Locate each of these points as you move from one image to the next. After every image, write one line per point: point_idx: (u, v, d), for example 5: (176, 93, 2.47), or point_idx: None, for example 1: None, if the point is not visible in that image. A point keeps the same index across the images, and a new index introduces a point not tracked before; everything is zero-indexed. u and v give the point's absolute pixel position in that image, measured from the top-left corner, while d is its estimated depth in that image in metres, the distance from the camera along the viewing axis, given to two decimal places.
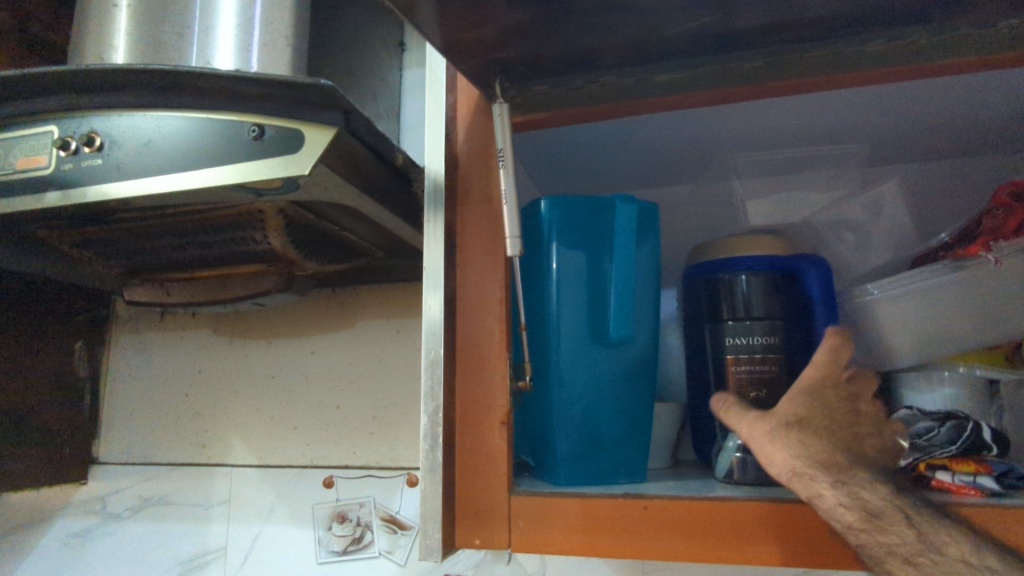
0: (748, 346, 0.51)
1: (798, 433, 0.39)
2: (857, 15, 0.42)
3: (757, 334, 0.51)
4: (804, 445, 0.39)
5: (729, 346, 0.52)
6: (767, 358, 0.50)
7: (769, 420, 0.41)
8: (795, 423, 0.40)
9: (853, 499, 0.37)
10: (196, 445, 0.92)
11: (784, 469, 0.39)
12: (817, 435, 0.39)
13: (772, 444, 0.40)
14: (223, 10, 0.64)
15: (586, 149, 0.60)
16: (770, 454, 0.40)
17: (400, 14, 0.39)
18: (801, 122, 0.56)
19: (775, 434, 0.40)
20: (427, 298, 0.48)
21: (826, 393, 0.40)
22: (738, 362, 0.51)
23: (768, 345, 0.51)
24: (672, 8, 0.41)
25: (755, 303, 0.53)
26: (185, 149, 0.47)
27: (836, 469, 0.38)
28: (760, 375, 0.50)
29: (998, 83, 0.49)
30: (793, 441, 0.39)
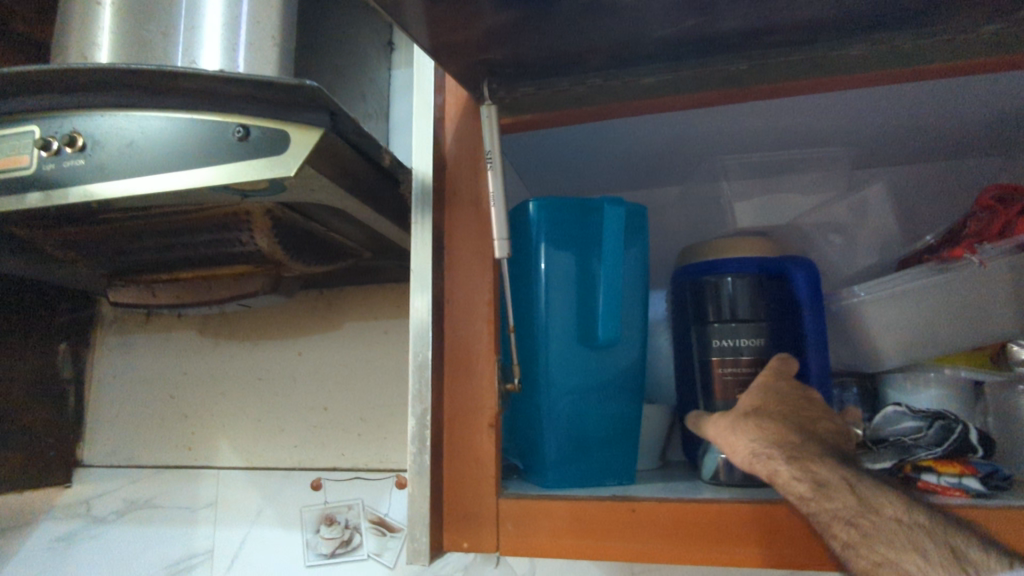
0: (733, 347, 0.52)
1: (753, 420, 0.44)
2: (842, 18, 0.42)
3: (743, 336, 0.52)
4: (760, 430, 0.43)
5: (715, 347, 0.53)
6: (752, 359, 0.51)
7: (731, 415, 0.46)
8: (751, 415, 0.45)
9: (806, 473, 0.39)
10: (182, 447, 0.91)
11: (746, 454, 0.42)
12: (768, 419, 0.44)
13: (733, 435, 0.44)
14: (209, 9, 0.63)
15: (574, 150, 0.60)
16: (731, 442, 0.44)
17: (386, 15, 0.39)
18: (788, 125, 0.56)
19: (735, 423, 0.45)
20: (415, 300, 0.48)
21: (774, 392, 0.46)
22: (724, 363, 0.52)
23: (754, 347, 0.52)
24: (659, 11, 0.41)
25: (741, 305, 0.54)
26: (169, 149, 0.46)
27: (791, 448, 0.41)
28: (744, 376, 0.51)
29: (981, 87, 0.50)
30: (749, 426, 0.43)
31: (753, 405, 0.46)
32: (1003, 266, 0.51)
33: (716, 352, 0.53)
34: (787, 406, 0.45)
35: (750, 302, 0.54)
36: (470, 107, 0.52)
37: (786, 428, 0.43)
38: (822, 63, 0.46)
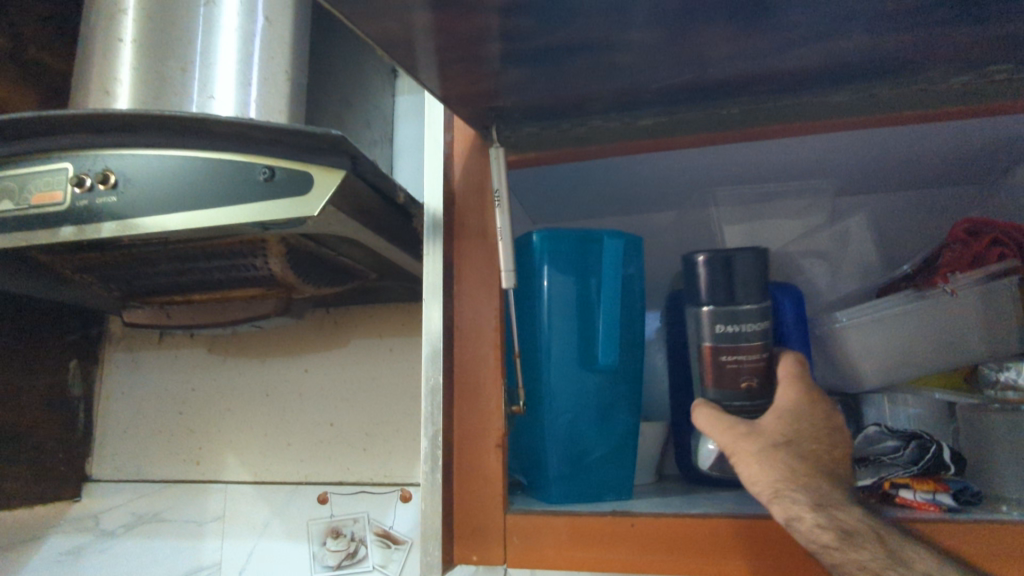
0: (734, 335, 0.46)
1: (783, 453, 0.42)
2: (821, 72, 0.46)
3: (740, 322, 0.46)
4: (791, 469, 0.41)
5: (718, 334, 0.46)
6: (757, 347, 0.46)
7: (759, 438, 0.43)
8: (784, 445, 0.42)
9: (831, 520, 0.40)
10: (190, 462, 0.93)
11: (768, 489, 0.41)
12: (798, 456, 0.42)
13: (756, 462, 0.42)
14: (225, 45, 0.66)
15: (574, 183, 0.63)
16: (752, 468, 0.42)
17: (404, 72, 0.42)
18: (774, 160, 0.60)
19: (763, 451, 0.42)
20: (428, 309, 0.52)
21: (801, 417, 0.44)
22: (722, 353, 0.46)
23: (759, 333, 0.46)
24: (654, 70, 0.44)
25: (742, 288, 0.47)
26: (198, 188, 0.49)
27: (817, 493, 0.41)
28: (752, 366, 0.46)
29: (950, 130, 0.53)
30: (778, 459, 0.42)
31: (783, 434, 0.43)
32: (975, 294, 0.55)
33: (713, 339, 0.47)
34: (816, 437, 0.43)
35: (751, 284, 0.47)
36: (477, 145, 0.55)
37: (814, 469, 0.42)
38: (807, 109, 0.49)
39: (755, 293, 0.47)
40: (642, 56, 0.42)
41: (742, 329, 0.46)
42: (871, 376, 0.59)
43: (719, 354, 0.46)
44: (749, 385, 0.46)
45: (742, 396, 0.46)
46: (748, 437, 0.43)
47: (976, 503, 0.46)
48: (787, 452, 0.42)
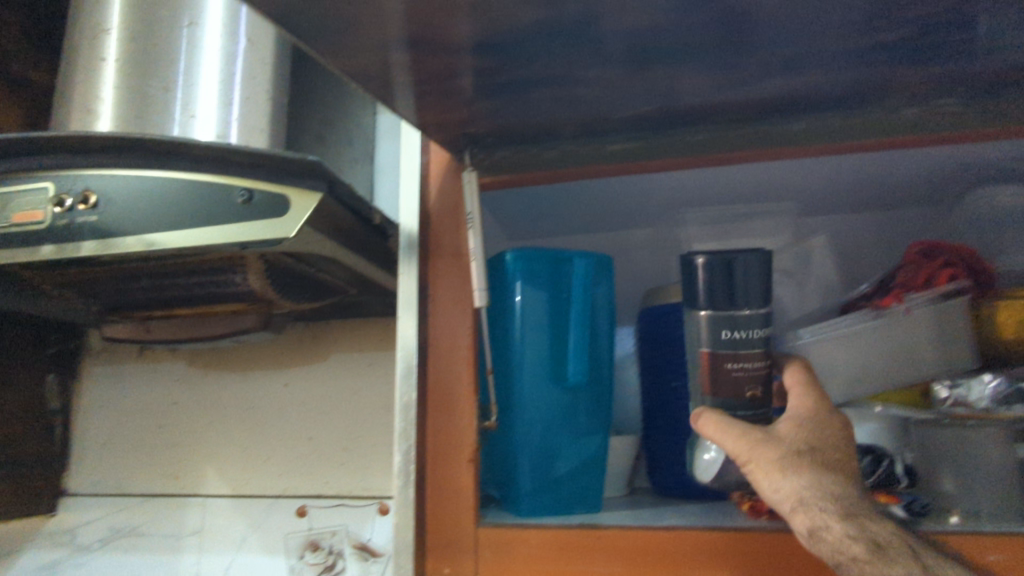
0: (734, 340, 0.45)
1: (807, 461, 0.41)
2: (778, 105, 0.48)
3: (742, 328, 0.45)
4: (816, 478, 0.40)
5: (721, 339, 0.45)
6: (760, 355, 0.46)
7: (781, 445, 0.41)
8: (806, 452, 0.41)
9: (861, 531, 0.38)
10: (168, 476, 0.93)
11: (792, 497, 0.40)
12: (824, 464, 0.41)
13: (778, 471, 0.40)
14: (206, 65, 0.67)
15: (548, 203, 0.65)
16: (773, 477, 0.40)
17: (380, 101, 0.44)
18: (739, 183, 0.62)
19: (784, 458, 0.41)
20: (402, 326, 0.54)
21: (822, 426, 0.43)
22: (724, 357, 0.45)
23: (761, 340, 0.46)
24: (619, 102, 0.46)
25: (743, 291, 0.45)
26: (176, 208, 0.50)
27: (845, 504, 0.39)
28: (755, 374, 0.45)
29: (903, 157, 0.56)
30: (800, 467, 0.40)
31: (805, 443, 0.42)
32: (929, 312, 0.58)
33: (715, 346, 0.45)
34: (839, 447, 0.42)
35: (754, 289, 0.46)
36: (452, 167, 0.57)
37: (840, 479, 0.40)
38: (766, 137, 0.52)
39: (758, 298, 0.46)
40: (607, 89, 0.44)
41: (741, 334, 0.45)
42: (835, 392, 0.59)
43: (719, 358, 0.46)
44: (756, 390, 0.45)
45: (746, 405, 0.45)
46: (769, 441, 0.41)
47: (927, 514, 0.48)
48: (811, 461, 0.41)
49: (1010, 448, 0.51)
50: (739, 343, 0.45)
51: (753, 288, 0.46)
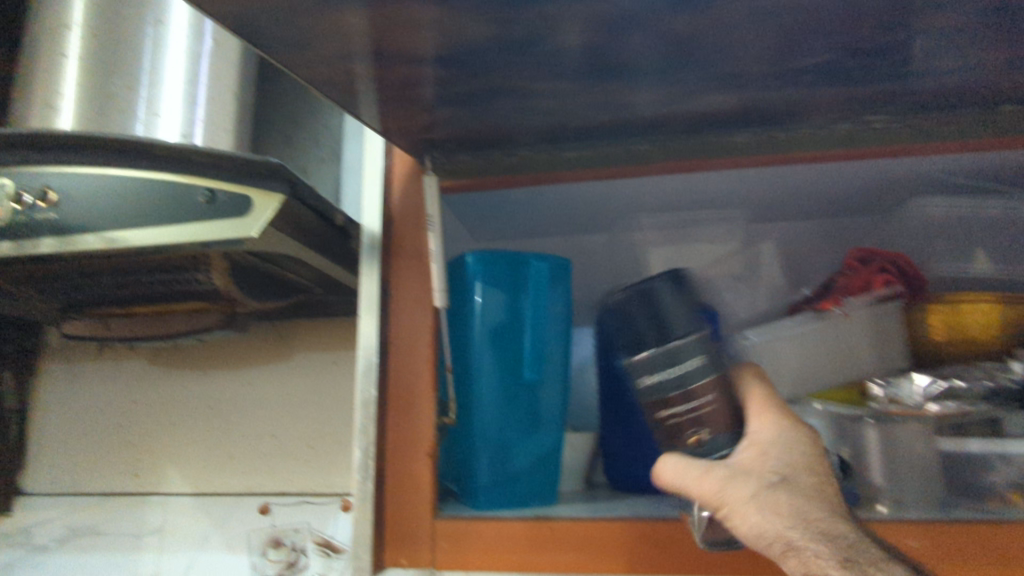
0: (678, 375, 0.44)
1: (781, 493, 0.40)
2: (723, 118, 0.51)
3: (687, 356, 0.44)
4: (796, 512, 0.39)
5: (657, 380, 0.45)
6: (703, 388, 0.44)
7: (752, 479, 0.40)
8: (780, 483, 0.40)
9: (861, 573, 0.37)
10: (128, 476, 0.93)
11: (774, 538, 0.39)
12: (802, 496, 0.40)
13: (753, 511, 0.39)
14: (171, 63, 0.68)
15: (508, 207, 0.68)
16: (748, 518, 0.39)
17: (345, 107, 0.46)
18: (690, 191, 0.65)
19: (757, 495, 0.40)
20: (361, 325, 0.56)
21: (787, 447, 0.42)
22: (671, 405, 0.44)
23: (700, 370, 0.44)
24: (574, 113, 0.49)
25: (674, 321, 0.46)
26: (139, 207, 0.51)
27: (832, 540, 0.38)
28: (705, 411, 0.44)
29: (840, 170, 0.60)
30: (776, 504, 0.39)
31: (775, 472, 0.41)
32: (866, 315, 0.62)
33: (654, 389, 0.45)
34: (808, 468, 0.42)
35: (679, 315, 0.46)
36: (414, 171, 0.59)
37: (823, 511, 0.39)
38: (713, 148, 0.55)
39: (684, 325, 0.45)
40: (561, 101, 0.46)
41: (692, 361, 0.44)
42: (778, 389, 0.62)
43: (671, 408, 0.45)
44: (704, 433, 0.44)
45: (709, 442, 0.44)
46: (739, 478, 0.41)
47: (858, 505, 0.51)
48: (786, 493, 0.40)
49: (931, 441, 0.54)
50: (691, 372, 0.44)
51: (680, 313, 0.46)
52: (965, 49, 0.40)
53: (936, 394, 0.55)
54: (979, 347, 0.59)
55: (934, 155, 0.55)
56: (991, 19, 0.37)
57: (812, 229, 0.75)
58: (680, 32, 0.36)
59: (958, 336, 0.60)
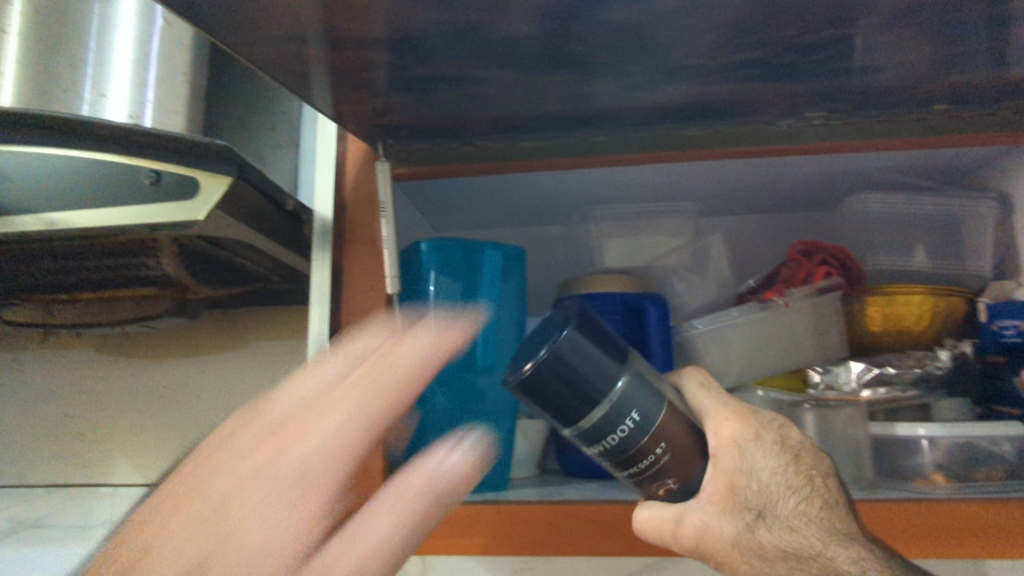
0: (629, 440, 0.41)
1: (757, 533, 0.41)
2: (672, 112, 0.52)
3: (631, 410, 0.41)
4: (779, 544, 0.41)
5: (612, 447, 0.41)
6: (655, 438, 0.41)
7: (728, 521, 0.41)
8: (755, 521, 0.41)
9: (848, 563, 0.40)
10: (76, 467, 0.90)
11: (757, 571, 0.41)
12: (780, 530, 0.41)
13: (736, 555, 0.41)
14: (120, 45, 0.65)
15: (464, 197, 0.68)
16: (735, 564, 0.41)
17: (296, 91, 0.46)
18: (644, 183, 0.67)
19: (737, 539, 0.41)
20: (312, 310, 0.55)
21: (767, 476, 0.42)
22: (629, 467, 0.42)
23: (646, 421, 0.41)
24: (525, 103, 0.49)
25: (595, 373, 0.41)
26: (81, 188, 0.50)
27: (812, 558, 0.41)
28: (663, 463, 0.42)
29: (785, 166, 0.62)
30: (758, 544, 0.41)
31: (749, 509, 0.41)
32: (805, 306, 0.64)
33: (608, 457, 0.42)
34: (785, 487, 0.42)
35: (607, 364, 0.41)
36: (368, 157, 0.58)
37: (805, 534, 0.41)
38: (664, 142, 0.56)
39: (607, 369, 0.41)
40: (513, 90, 0.47)
41: (639, 418, 0.41)
42: (723, 379, 0.65)
43: (628, 471, 0.43)
44: (670, 482, 0.43)
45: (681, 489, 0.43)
46: (716, 524, 0.41)
47: None
48: (765, 529, 0.41)
49: (863, 426, 0.57)
50: (639, 429, 0.41)
51: (606, 362, 0.41)
52: (898, 52, 0.42)
53: (868, 380, 0.59)
54: (913, 336, 0.62)
55: (871, 152, 0.57)
56: (917, 25, 0.39)
57: (760, 223, 0.78)
58: (624, 28, 0.37)
59: (892, 327, 0.63)
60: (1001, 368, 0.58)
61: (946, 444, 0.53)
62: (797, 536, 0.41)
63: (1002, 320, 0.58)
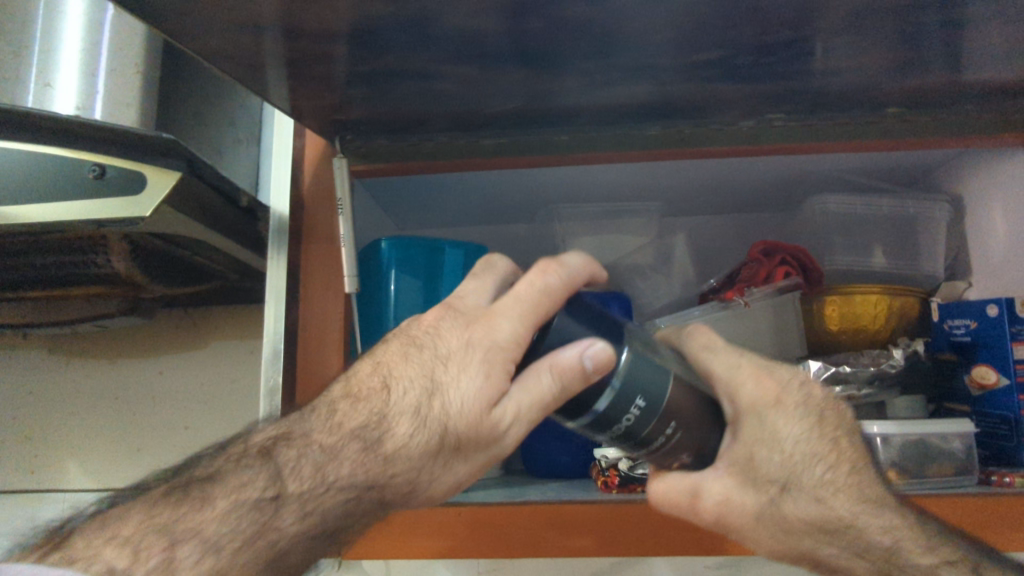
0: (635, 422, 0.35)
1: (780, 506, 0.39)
2: (633, 111, 0.52)
3: (636, 394, 0.34)
4: (800, 518, 0.39)
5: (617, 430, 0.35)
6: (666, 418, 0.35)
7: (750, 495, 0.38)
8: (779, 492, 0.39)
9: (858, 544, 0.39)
10: (24, 471, 0.87)
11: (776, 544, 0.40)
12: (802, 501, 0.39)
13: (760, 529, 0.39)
14: (67, 31, 0.62)
15: (427, 194, 0.67)
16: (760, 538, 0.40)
17: (247, 83, 0.44)
18: (607, 182, 0.67)
19: (761, 511, 0.39)
20: (267, 310, 0.54)
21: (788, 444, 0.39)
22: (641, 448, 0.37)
23: (654, 399, 0.35)
24: (485, 100, 0.49)
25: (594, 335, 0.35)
26: (15, 180, 0.47)
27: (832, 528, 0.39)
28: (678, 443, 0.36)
29: (746, 166, 0.63)
30: (782, 515, 0.39)
31: (774, 479, 0.38)
32: (767, 305, 0.65)
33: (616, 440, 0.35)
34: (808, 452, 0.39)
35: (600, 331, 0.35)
36: (326, 152, 0.57)
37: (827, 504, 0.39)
38: (625, 141, 0.56)
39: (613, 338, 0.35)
40: (472, 86, 0.46)
41: (642, 398, 0.34)
42: None
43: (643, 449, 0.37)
44: (685, 456, 0.38)
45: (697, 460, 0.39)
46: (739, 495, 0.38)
47: None
48: (790, 502, 0.39)
49: None
50: (647, 407, 0.35)
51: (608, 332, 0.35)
52: (852, 54, 0.43)
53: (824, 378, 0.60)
54: (870, 335, 0.63)
55: (830, 154, 0.58)
56: (875, 30, 0.39)
57: (722, 223, 0.79)
58: (586, 28, 0.37)
59: (850, 326, 0.64)
60: (953, 366, 0.62)
61: (900, 442, 0.54)
62: (824, 506, 0.39)
63: (953, 320, 0.61)
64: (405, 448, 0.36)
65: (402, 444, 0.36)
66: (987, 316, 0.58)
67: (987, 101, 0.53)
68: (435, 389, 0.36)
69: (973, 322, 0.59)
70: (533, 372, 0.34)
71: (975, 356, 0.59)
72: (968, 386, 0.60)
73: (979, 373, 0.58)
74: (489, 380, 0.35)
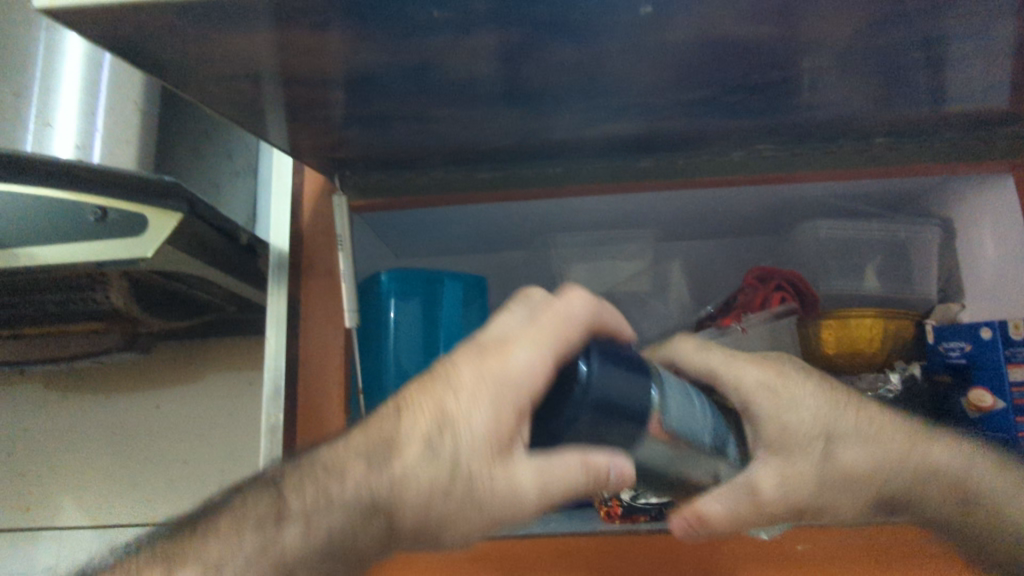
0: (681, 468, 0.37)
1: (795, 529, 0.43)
2: (627, 145, 0.53)
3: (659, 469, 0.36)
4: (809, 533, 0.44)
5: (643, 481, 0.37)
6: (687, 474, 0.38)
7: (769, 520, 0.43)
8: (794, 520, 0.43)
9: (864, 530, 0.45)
10: (18, 509, 0.86)
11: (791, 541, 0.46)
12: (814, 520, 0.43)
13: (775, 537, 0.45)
14: (64, 72, 0.63)
15: (424, 226, 0.68)
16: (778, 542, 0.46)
17: (249, 126, 0.45)
18: (603, 211, 0.67)
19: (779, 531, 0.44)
20: (266, 347, 0.54)
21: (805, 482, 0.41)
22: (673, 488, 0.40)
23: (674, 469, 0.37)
24: (482, 137, 0.49)
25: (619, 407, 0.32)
26: (19, 225, 0.47)
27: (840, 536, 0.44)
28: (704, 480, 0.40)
29: (739, 194, 0.64)
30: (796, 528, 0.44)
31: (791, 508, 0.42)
32: (762, 331, 0.65)
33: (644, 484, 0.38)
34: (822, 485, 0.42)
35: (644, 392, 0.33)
36: (325, 188, 0.58)
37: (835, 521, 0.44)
38: (620, 172, 0.57)
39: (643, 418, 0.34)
40: (470, 124, 0.47)
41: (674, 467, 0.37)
42: None
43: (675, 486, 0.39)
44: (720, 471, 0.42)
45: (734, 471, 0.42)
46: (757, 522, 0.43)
47: None
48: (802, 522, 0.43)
49: None
50: (694, 454, 0.37)
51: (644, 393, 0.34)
52: (841, 89, 0.44)
53: None
54: (867, 359, 0.64)
55: (822, 182, 0.59)
56: (862, 68, 0.40)
57: (716, 248, 0.80)
58: (581, 71, 0.38)
59: (847, 351, 0.64)
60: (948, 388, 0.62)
61: None
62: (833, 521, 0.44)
63: (948, 342, 0.62)
64: (416, 478, 0.33)
65: (407, 473, 0.33)
66: (981, 338, 0.59)
67: (973, 129, 0.54)
68: (431, 398, 0.34)
69: (968, 345, 0.60)
70: (563, 461, 0.32)
71: (971, 379, 0.59)
72: (964, 407, 0.59)
73: (974, 395, 0.58)
74: (500, 418, 0.32)
